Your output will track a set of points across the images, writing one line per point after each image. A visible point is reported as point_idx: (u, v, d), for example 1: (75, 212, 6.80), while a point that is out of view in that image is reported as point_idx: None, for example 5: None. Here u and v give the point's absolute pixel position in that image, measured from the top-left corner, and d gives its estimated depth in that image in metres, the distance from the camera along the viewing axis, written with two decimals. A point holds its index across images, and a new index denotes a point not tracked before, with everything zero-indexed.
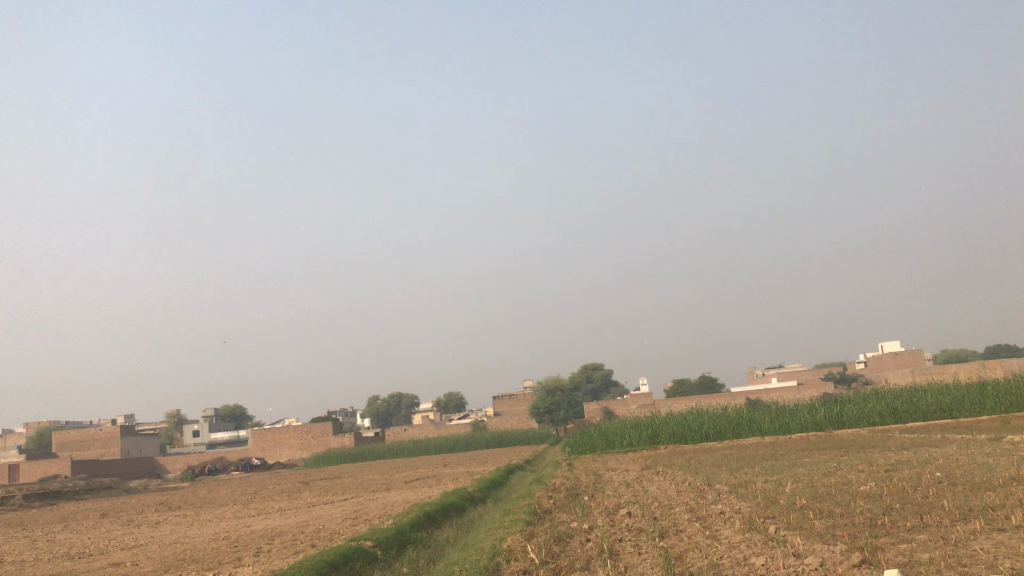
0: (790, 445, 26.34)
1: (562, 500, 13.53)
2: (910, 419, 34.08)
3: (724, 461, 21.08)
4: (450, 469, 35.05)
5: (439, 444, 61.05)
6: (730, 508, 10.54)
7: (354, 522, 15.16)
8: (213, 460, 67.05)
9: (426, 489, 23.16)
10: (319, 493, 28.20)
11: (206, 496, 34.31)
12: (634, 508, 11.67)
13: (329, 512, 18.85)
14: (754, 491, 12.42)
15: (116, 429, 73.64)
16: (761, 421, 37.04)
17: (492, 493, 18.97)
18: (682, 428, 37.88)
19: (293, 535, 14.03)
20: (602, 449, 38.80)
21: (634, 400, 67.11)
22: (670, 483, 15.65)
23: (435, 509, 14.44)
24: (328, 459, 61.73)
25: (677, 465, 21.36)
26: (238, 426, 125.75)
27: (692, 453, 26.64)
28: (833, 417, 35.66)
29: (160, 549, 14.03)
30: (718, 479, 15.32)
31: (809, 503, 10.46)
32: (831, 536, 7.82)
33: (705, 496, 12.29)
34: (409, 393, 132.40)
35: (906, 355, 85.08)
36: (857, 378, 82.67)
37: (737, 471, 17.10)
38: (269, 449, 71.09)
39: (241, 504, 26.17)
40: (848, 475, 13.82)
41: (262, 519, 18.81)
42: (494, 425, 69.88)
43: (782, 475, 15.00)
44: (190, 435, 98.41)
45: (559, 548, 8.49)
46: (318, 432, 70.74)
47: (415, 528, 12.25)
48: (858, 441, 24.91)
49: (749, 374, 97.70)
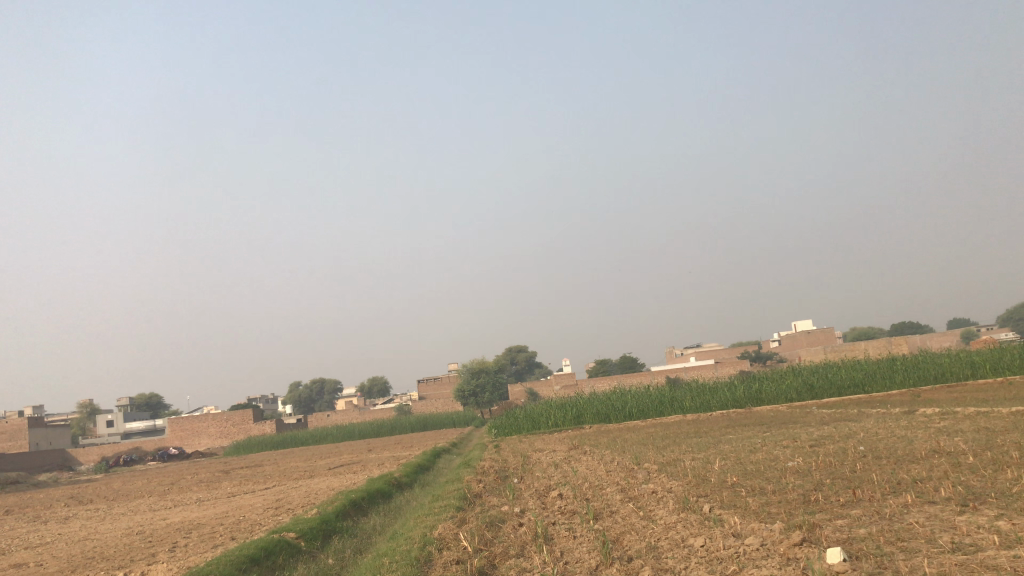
0: (714, 422, 26.65)
1: (491, 483, 13.27)
2: (825, 395, 35.03)
3: (651, 440, 21.15)
4: (375, 455, 34.51)
5: (364, 430, 60.26)
6: (662, 488, 10.43)
7: (276, 512, 14.62)
8: (127, 451, 64.77)
9: (351, 475, 22.64)
10: (239, 482, 27.36)
11: (119, 489, 32.98)
12: (566, 490, 11.49)
13: (250, 502, 18.18)
14: (684, 470, 12.37)
15: (22, 421, 70.50)
16: (683, 399, 37.56)
17: (419, 478, 18.61)
18: (606, 408, 38.15)
19: (212, 527, 13.42)
20: (527, 430, 38.78)
21: (558, 380, 67.46)
22: (599, 463, 15.55)
23: (360, 496, 14.01)
24: (249, 447, 60.32)
25: (604, 444, 21.34)
26: (154, 415, 122.07)
27: (618, 432, 26.71)
28: (752, 393, 36.38)
29: (66, 547, 13.22)
30: (647, 458, 15.27)
31: (740, 481, 10.41)
32: (766, 513, 7.73)
33: (636, 476, 12.19)
34: (331, 379, 130.52)
35: (819, 333, 87.80)
36: (773, 355, 84.97)
37: (665, 449, 17.11)
38: (187, 439, 69.09)
39: (157, 496, 25.17)
40: (774, 451, 13.94)
41: (179, 511, 18.01)
42: (419, 409, 69.34)
43: (710, 453, 15.06)
44: (102, 425, 95.01)
45: (491, 535, 8.19)
46: (237, 420, 69.00)
47: (340, 517, 11.81)
48: (779, 417, 25.38)
49: (670, 353, 99.44)
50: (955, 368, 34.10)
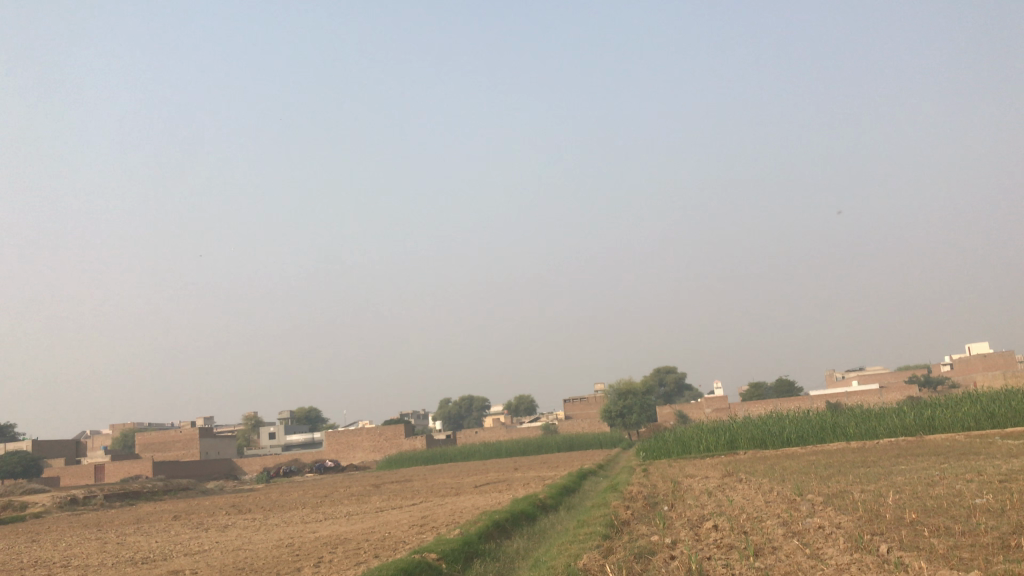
0: (882, 451, 24.75)
1: (640, 510, 12.64)
2: (1010, 423, 32.02)
3: (812, 468, 19.77)
4: (521, 474, 34.32)
5: (510, 448, 60.42)
6: (830, 523, 9.51)
7: (421, 530, 14.52)
8: (288, 462, 67.84)
9: (496, 495, 22.42)
10: (388, 497, 27.77)
11: (278, 499, 34.34)
12: (721, 521, 10.71)
13: (396, 518, 18.29)
14: (853, 503, 11.30)
15: (195, 430, 75.28)
16: (846, 426, 35.30)
17: (564, 500, 18.15)
18: (761, 432, 36.40)
19: (358, 543, 13.45)
20: (678, 454, 37.53)
21: (709, 403, 65.35)
22: (756, 492, 14.56)
23: (504, 517, 13.70)
24: (400, 462, 61.78)
25: (760, 472, 20.12)
26: (313, 428, 127.69)
27: (774, 459, 25.25)
28: (924, 420, 33.72)
29: (222, 556, 13.60)
30: (809, 488, 14.16)
31: (921, 518, 9.35)
32: (958, 560, 6.78)
33: (800, 508, 11.24)
34: (479, 396, 132.36)
35: (997, 357, 81.06)
36: (943, 379, 79.14)
37: (828, 478, 15.86)
38: (342, 452, 71.64)
39: (310, 508, 25.88)
40: (957, 485, 12.58)
41: (329, 525, 18.35)
42: (565, 428, 68.96)
43: (882, 485, 13.81)
44: (266, 437, 100.17)
45: (641, 569, 7.61)
46: (389, 435, 70.92)
47: (483, 539, 11.53)
48: (956, 447, 23.29)
49: (828, 376, 94.56)
50: None
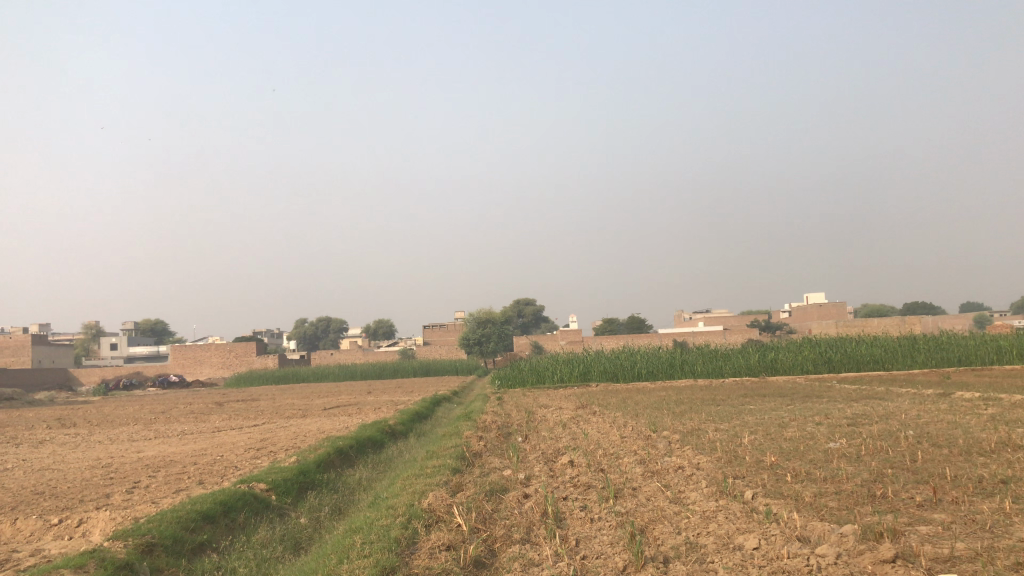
0: (729, 389, 25.35)
1: (492, 441, 11.98)
2: (844, 369, 33.85)
3: (666, 404, 19.83)
4: (373, 398, 33.39)
5: (365, 370, 59.35)
6: (688, 464, 9.13)
7: (256, 455, 13.35)
8: (129, 375, 64.27)
9: (343, 419, 21.42)
10: (229, 416, 26.24)
11: (110, 414, 32.04)
12: (577, 456, 10.17)
13: (233, 440, 16.98)
14: (710, 443, 11.03)
15: (26, 336, 69.90)
16: (694, 362, 36.36)
17: (415, 427, 17.36)
18: (615, 365, 36.97)
19: (184, 467, 12.17)
20: (532, 383, 37.73)
21: (565, 335, 66.29)
22: (610, 426, 14.19)
23: (348, 444, 12.73)
24: (250, 380, 59.58)
25: (614, 405, 19.96)
26: (159, 342, 121.96)
27: (628, 393, 25.44)
28: (767, 361, 35.11)
29: (22, 477, 11.96)
30: (665, 425, 13.88)
31: (779, 461, 9.12)
32: (826, 509, 6.37)
33: (657, 445, 10.89)
34: (338, 318, 129.97)
35: (831, 307, 86.26)
36: (783, 326, 83.61)
37: (681, 416, 15.70)
38: (189, 367, 68.48)
39: (141, 425, 24.04)
40: (809, 427, 12.60)
41: (156, 445, 16.82)
42: (423, 354, 68.45)
43: (735, 424, 13.72)
44: (106, 347, 94.69)
45: (492, 510, 6.85)
46: (241, 352, 68.25)
47: (322, 468, 10.54)
48: (798, 389, 24.11)
49: (678, 316, 98.10)
50: (979, 351, 33.31)
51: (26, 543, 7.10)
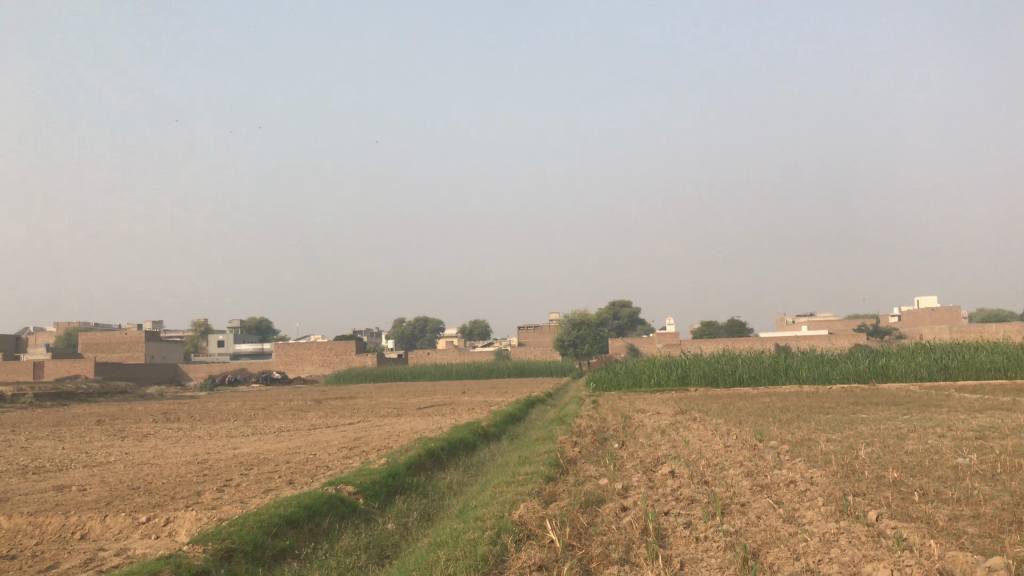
0: (837, 396, 24.11)
1: (588, 447, 11.48)
2: (962, 376, 31.87)
3: (771, 411, 18.90)
4: (468, 398, 33.28)
5: (460, 370, 59.61)
6: (801, 478, 8.43)
7: (348, 454, 13.25)
8: (235, 371, 66.44)
9: (436, 419, 21.27)
10: (326, 414, 26.54)
11: (215, 408, 32.94)
12: (678, 466, 9.57)
13: (327, 439, 17.00)
14: (822, 456, 10.24)
15: (140, 332, 73.12)
16: (799, 368, 34.89)
17: (508, 430, 17.01)
18: (714, 369, 35.85)
19: (277, 465, 12.14)
20: (628, 386, 36.96)
21: (661, 338, 65.06)
22: (712, 434, 13.49)
23: (439, 446, 12.47)
24: (348, 378, 60.64)
25: (715, 412, 19.15)
26: (263, 339, 126.04)
27: (728, 399, 24.50)
28: (877, 368, 33.37)
29: (123, 471, 12.14)
30: (770, 433, 13.10)
31: (903, 478, 8.31)
32: (968, 537, 5.62)
33: (764, 456, 10.19)
34: (434, 319, 131.50)
35: (944, 311, 82.01)
36: (892, 330, 79.94)
37: (787, 424, 14.84)
38: (291, 364, 70.30)
39: (242, 421, 24.54)
40: (931, 441, 11.62)
41: (253, 441, 16.99)
42: (517, 355, 68.34)
43: (848, 435, 12.81)
44: (214, 344, 98.34)
45: (588, 524, 6.38)
46: (340, 350, 69.64)
47: (412, 470, 10.28)
48: (913, 398, 22.71)
49: (779, 319, 95.03)
50: None
51: (114, 541, 7.03)
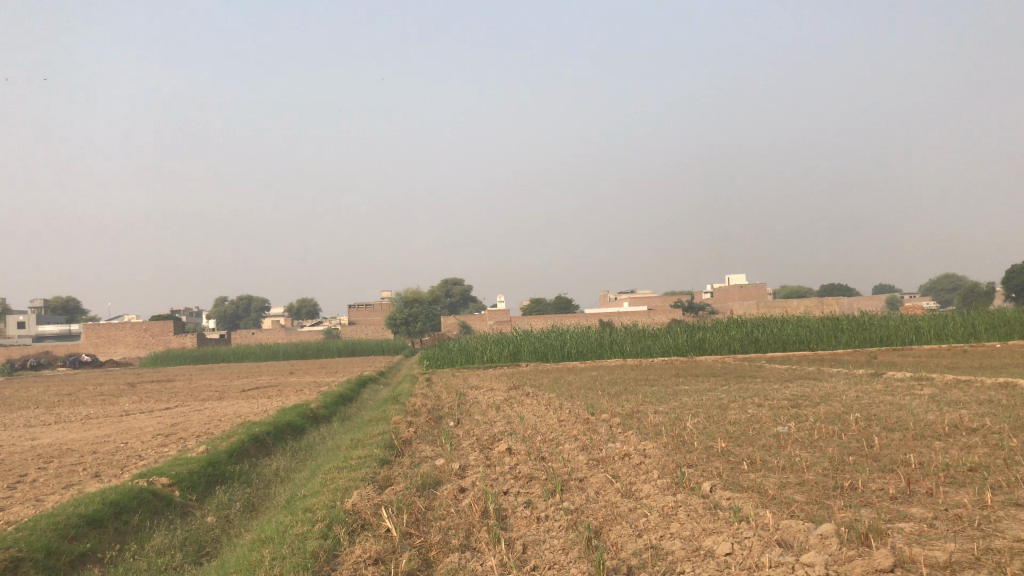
0: (661, 369, 25.10)
1: (423, 426, 11.17)
2: (770, 349, 34.11)
3: (600, 384, 19.34)
4: (296, 379, 32.13)
5: (288, 350, 57.69)
6: (635, 451, 8.51)
7: (163, 442, 12.27)
8: (37, 355, 61.13)
9: (263, 402, 20.27)
10: (140, 399, 24.76)
11: (11, 396, 30.03)
12: (514, 443, 9.45)
13: (140, 426, 15.74)
14: (653, 428, 10.45)
15: None
16: (623, 342, 36.13)
17: (339, 411, 16.42)
18: (544, 344, 36.50)
19: (80, 457, 11.02)
20: (461, 363, 37.00)
21: (492, 315, 65.72)
22: (545, 409, 13.55)
23: (265, 431, 11.76)
24: (167, 360, 57.22)
25: (546, 386, 19.37)
26: (70, 320, 116.88)
27: (559, 373, 24.96)
28: (695, 341, 35.11)
29: None
30: (602, 407, 13.31)
31: (731, 448, 8.57)
32: (798, 505, 5.76)
33: (598, 429, 10.27)
34: (260, 297, 126.71)
35: (752, 288, 87.87)
36: (706, 306, 84.78)
37: (617, 397, 15.16)
38: (102, 346, 65.51)
39: (43, 409, 22.43)
40: (751, 410, 12.16)
41: (54, 431, 15.45)
42: (348, 334, 66.99)
43: (675, 406, 13.21)
44: (13, 325, 90.17)
45: (425, 508, 6.09)
46: (157, 331, 65.59)
47: (234, 458, 9.60)
48: (729, 369, 23.99)
49: (603, 296, 98.49)
50: (900, 331, 33.97)
51: None
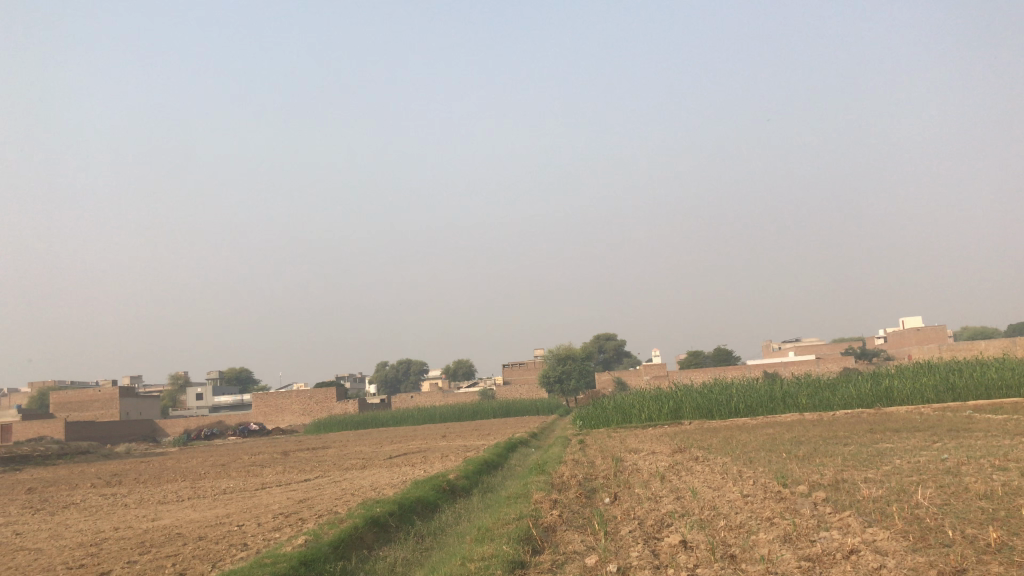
0: (850, 424, 21.84)
1: (570, 507, 9.07)
2: (971, 396, 29.65)
3: (781, 444, 16.50)
4: (446, 444, 30.59)
5: (444, 413, 56.89)
6: (865, 547, 6.05)
7: (278, 526, 10.72)
8: (210, 425, 63.02)
9: (404, 471, 18.67)
10: (288, 469, 23.84)
11: (173, 467, 30.04)
12: (688, 531, 7.19)
13: (268, 502, 14.41)
14: (875, 506, 7.90)
15: (114, 389, 69.26)
16: (796, 395, 32.55)
17: (481, 482, 14.53)
18: (707, 400, 33.52)
19: (179, 547, 9.57)
20: (618, 423, 34.49)
21: (647, 370, 62.63)
22: (721, 479, 11.12)
23: (387, 511, 10.02)
24: (328, 426, 57.56)
25: (717, 448, 16.74)
26: (243, 389, 122.56)
27: (728, 431, 22.16)
28: (880, 392, 31.14)
29: None
30: (792, 476, 10.74)
31: (1012, 540, 5.97)
32: None
33: (799, 510, 7.82)
34: (417, 361, 128.56)
35: (930, 330, 80.47)
36: (880, 352, 78.02)
37: (809, 461, 12.46)
38: (270, 414, 67.00)
39: (191, 481, 21.82)
40: (1002, 478, 9.26)
41: (180, 509, 14.35)
42: (502, 394, 65.69)
43: (892, 474, 10.42)
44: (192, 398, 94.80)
45: None
46: (320, 398, 66.56)
47: (341, 552, 7.84)
48: (934, 421, 20.46)
49: (765, 346, 93.23)
50: None
51: None
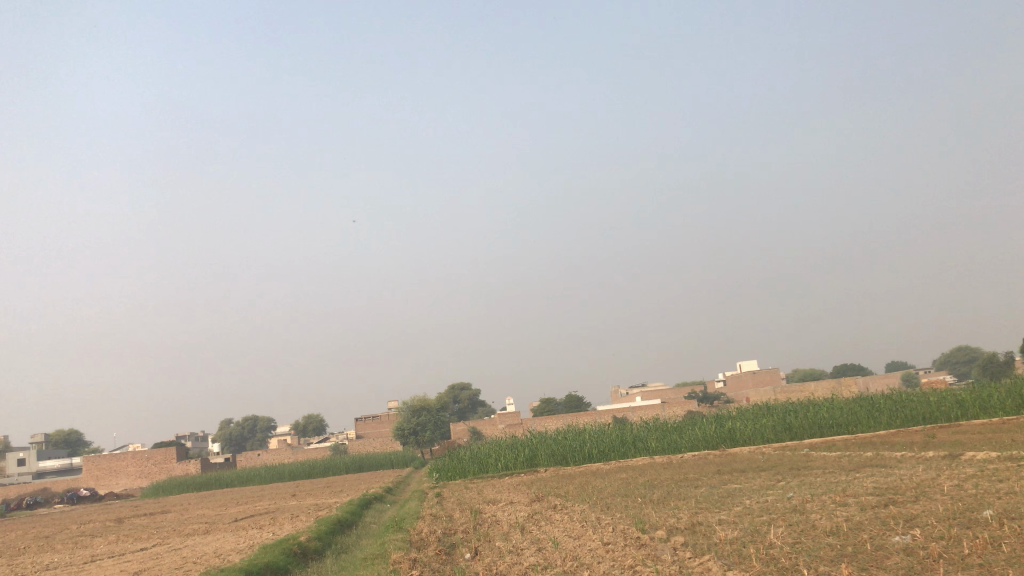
0: (699, 465, 22.52)
1: (431, 565, 8.72)
2: (806, 435, 31.34)
3: (636, 489, 16.74)
4: (297, 502, 29.29)
5: (294, 470, 54.66)
6: None
7: None
8: (32, 493, 57.79)
9: (252, 534, 17.62)
10: (121, 539, 22.02)
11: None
12: None
13: None
14: (733, 548, 8.02)
15: None
16: (646, 439, 33.36)
17: (336, 542, 13.87)
18: (562, 447, 33.79)
19: None
20: (474, 473, 34.15)
21: (502, 418, 62.75)
22: (582, 526, 11.08)
23: None
24: (168, 488, 54.05)
25: (575, 495, 16.77)
26: (71, 453, 113.55)
27: (584, 476, 22.36)
28: (724, 433, 32.41)
29: None
30: (652, 521, 10.82)
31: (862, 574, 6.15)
32: None
33: (661, 556, 7.82)
34: (265, 417, 123.50)
35: (765, 373, 85.14)
36: (721, 395, 81.71)
37: (664, 505, 12.65)
38: (102, 479, 62.23)
39: (8, 557, 19.72)
40: (845, 513, 9.67)
41: None
42: (355, 448, 63.93)
43: (745, 515, 10.69)
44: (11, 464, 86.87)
45: None
46: (159, 459, 62.52)
47: None
48: (776, 460, 21.41)
49: (615, 393, 95.73)
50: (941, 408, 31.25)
51: None
